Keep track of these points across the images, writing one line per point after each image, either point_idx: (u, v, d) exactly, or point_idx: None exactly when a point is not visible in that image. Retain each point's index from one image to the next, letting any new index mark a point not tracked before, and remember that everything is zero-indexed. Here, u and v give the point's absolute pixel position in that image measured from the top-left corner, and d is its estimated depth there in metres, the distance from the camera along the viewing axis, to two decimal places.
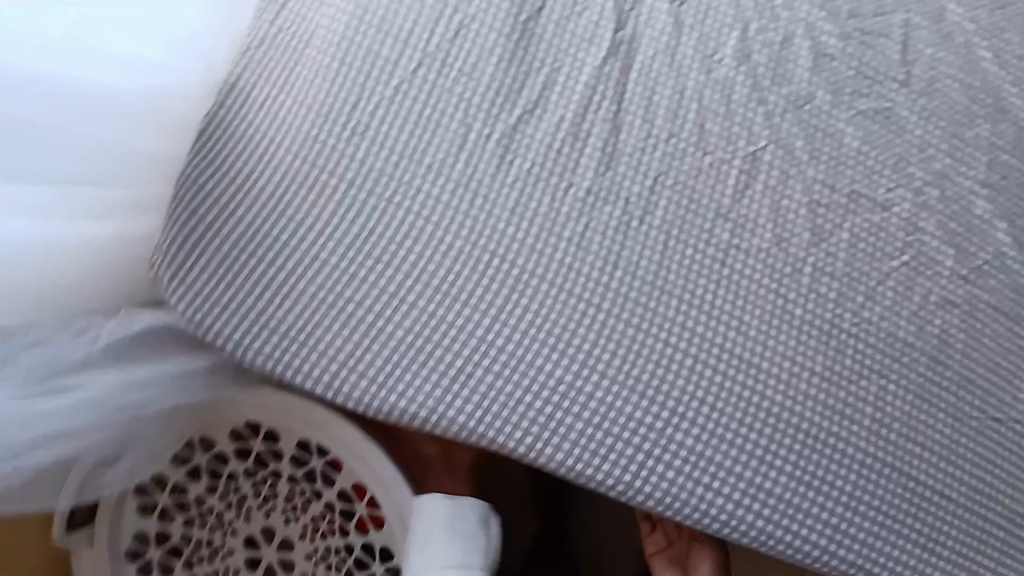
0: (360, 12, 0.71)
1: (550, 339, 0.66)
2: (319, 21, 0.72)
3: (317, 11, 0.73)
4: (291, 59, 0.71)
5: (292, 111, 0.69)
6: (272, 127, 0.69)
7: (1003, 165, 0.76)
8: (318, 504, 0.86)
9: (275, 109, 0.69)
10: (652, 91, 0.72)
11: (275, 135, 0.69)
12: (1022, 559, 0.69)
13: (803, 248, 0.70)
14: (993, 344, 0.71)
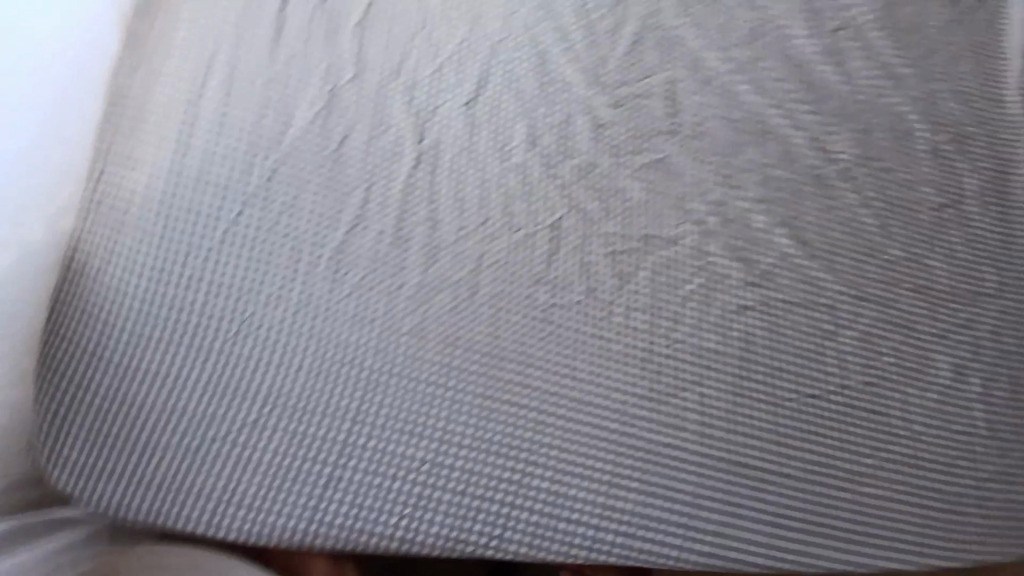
0: (176, 172, 0.75)
1: (407, 427, 0.72)
2: (139, 188, 0.75)
3: (134, 179, 0.75)
4: (118, 230, 0.74)
5: (129, 280, 0.72)
6: (114, 300, 0.72)
7: (771, 181, 0.90)
8: None
9: (114, 283, 0.72)
10: (460, 184, 0.80)
11: (109, 298, 0.72)
12: (852, 508, 0.81)
13: (613, 293, 0.81)
14: (792, 333, 0.85)
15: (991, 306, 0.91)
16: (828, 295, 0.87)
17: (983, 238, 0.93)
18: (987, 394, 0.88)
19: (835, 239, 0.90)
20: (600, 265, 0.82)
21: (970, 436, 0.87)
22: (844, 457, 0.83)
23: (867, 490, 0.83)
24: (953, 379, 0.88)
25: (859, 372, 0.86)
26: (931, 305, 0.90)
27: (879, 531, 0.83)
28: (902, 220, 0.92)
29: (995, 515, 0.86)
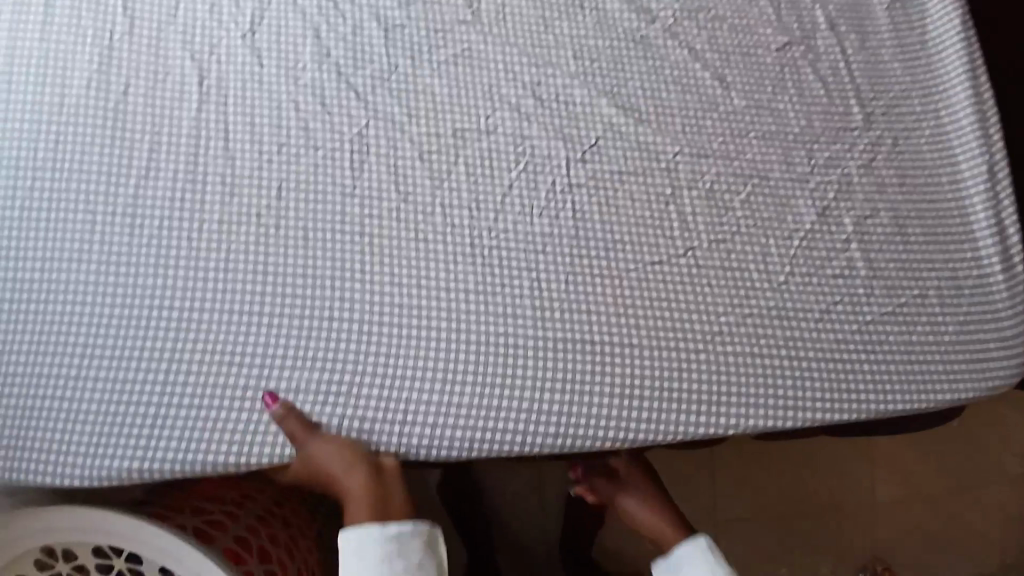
0: None
1: (225, 357, 0.72)
2: None
3: None
4: None
5: None
6: None
7: (588, 52, 0.85)
8: None
9: None
10: (252, 114, 0.79)
11: None
12: (715, 369, 0.76)
13: (428, 193, 0.80)
14: (627, 203, 0.82)
15: (856, 141, 0.85)
16: (662, 156, 0.83)
17: (838, 70, 0.87)
18: (860, 230, 0.82)
19: (666, 97, 0.85)
20: (412, 167, 0.80)
21: (846, 279, 0.80)
22: (696, 321, 0.78)
23: (729, 352, 0.77)
24: (818, 220, 0.82)
25: (704, 229, 0.81)
26: (784, 150, 0.85)
27: (749, 394, 0.76)
28: (738, 65, 0.87)
29: (884, 359, 0.78)
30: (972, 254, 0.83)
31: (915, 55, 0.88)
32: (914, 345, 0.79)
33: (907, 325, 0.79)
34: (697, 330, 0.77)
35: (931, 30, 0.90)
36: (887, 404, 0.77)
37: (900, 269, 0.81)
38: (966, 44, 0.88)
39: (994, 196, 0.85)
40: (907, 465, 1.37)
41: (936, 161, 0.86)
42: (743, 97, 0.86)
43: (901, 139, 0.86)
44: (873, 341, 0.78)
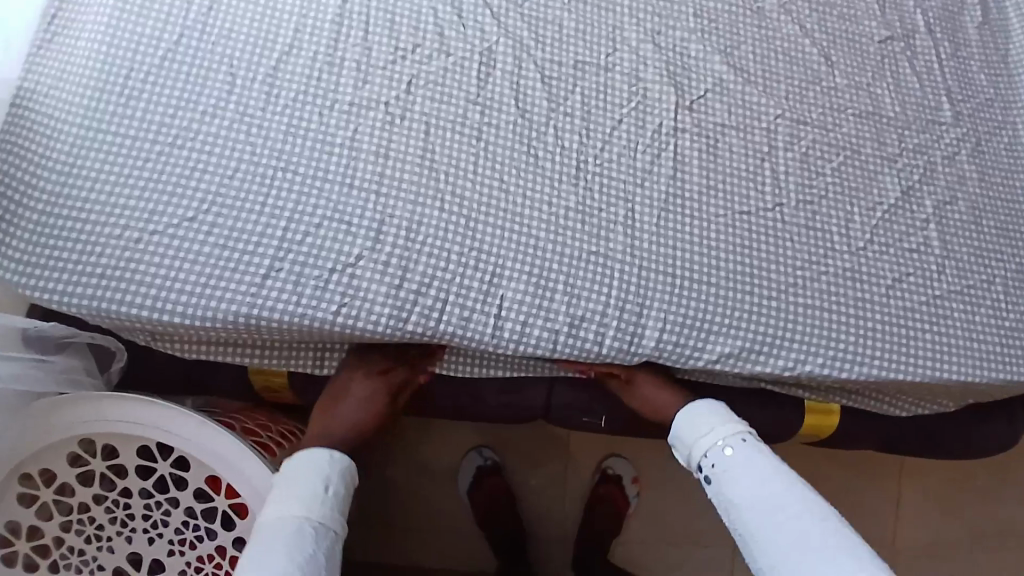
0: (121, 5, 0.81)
1: (342, 225, 0.75)
2: (83, 20, 0.81)
3: (81, 15, 0.81)
4: (64, 56, 0.80)
5: (74, 95, 0.78)
6: (60, 111, 0.78)
7: (710, 10, 0.90)
8: (178, 515, 0.78)
9: (63, 98, 0.78)
10: (391, 16, 0.83)
11: (57, 110, 0.78)
12: (789, 317, 0.81)
13: (544, 114, 0.83)
14: (731, 154, 0.86)
15: (944, 133, 0.90)
16: (764, 116, 0.87)
17: (932, 70, 0.93)
18: (940, 214, 0.87)
19: (775, 64, 0.90)
20: (532, 88, 0.83)
21: (915, 253, 0.85)
22: (779, 272, 0.82)
23: (801, 303, 0.81)
24: (901, 198, 0.87)
25: (795, 189, 0.85)
26: (877, 130, 0.89)
27: (814, 343, 0.81)
28: (844, 50, 0.92)
29: (946, 332, 0.83)
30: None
31: (1001, 69, 0.95)
32: (977, 324, 0.83)
33: (970, 306, 0.84)
34: (779, 280, 0.82)
35: (1022, 48, 0.96)
36: (943, 372, 0.82)
37: (972, 255, 0.86)
38: None
39: None
40: (960, 487, 1.24)
41: (1016, 165, 0.91)
42: (846, 76, 0.91)
43: (987, 140, 0.91)
44: (936, 314, 0.83)
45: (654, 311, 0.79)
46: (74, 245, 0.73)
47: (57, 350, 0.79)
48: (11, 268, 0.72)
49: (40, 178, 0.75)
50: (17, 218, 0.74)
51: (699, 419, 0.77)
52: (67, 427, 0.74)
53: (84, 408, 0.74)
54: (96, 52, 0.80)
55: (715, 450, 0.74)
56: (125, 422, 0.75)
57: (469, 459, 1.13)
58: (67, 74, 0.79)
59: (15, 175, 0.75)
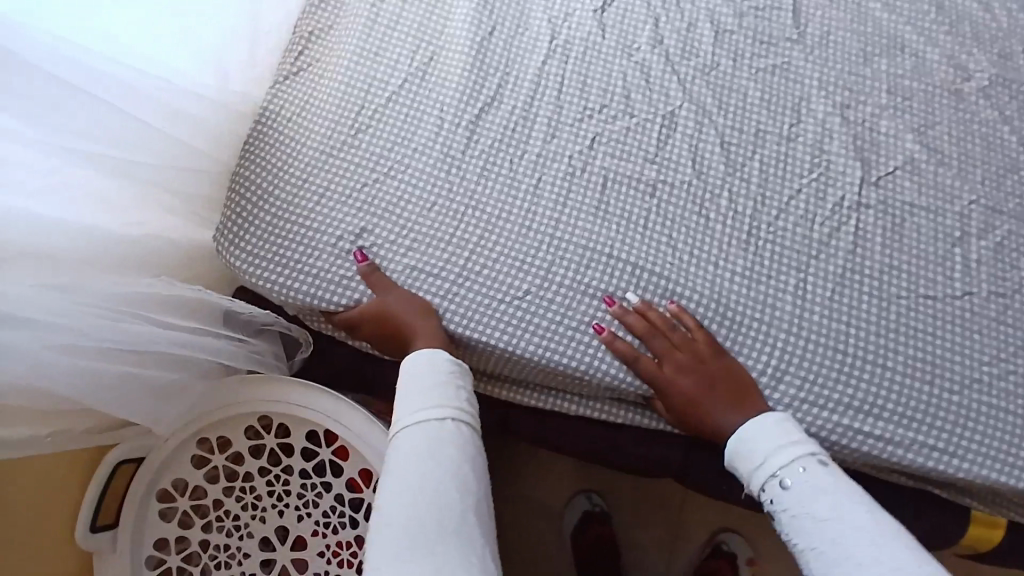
0: (357, 50, 0.95)
1: (521, 262, 0.82)
2: (327, 58, 0.96)
3: (324, 53, 0.96)
4: (308, 86, 0.94)
5: (311, 120, 0.92)
6: (299, 133, 0.91)
7: (904, 88, 0.89)
8: (328, 500, 0.81)
9: (302, 121, 0.92)
10: (586, 76, 0.91)
11: (297, 131, 0.92)
12: (965, 413, 0.76)
13: (720, 178, 0.85)
14: (915, 234, 0.83)
15: None
16: (955, 200, 0.84)
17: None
18: None
19: (971, 148, 0.86)
20: (711, 150, 0.86)
21: None
22: (963, 365, 0.78)
23: (979, 405, 0.76)
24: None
25: (983, 282, 0.81)
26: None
27: (994, 450, 0.75)
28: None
29: None
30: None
31: None
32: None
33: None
34: (961, 372, 0.78)
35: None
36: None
37: None
38: None
39: None
40: None
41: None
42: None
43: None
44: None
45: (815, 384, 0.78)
46: (300, 248, 0.86)
47: (258, 334, 0.88)
48: (249, 261, 0.86)
49: (276, 191, 0.89)
50: (259, 220, 0.88)
51: (765, 437, 0.70)
52: (256, 401, 0.80)
53: (270, 386, 0.80)
54: (333, 88, 0.93)
55: (771, 484, 0.67)
56: (305, 407, 0.79)
57: (580, 503, 1.12)
58: (307, 103, 0.93)
59: (261, 182, 0.89)
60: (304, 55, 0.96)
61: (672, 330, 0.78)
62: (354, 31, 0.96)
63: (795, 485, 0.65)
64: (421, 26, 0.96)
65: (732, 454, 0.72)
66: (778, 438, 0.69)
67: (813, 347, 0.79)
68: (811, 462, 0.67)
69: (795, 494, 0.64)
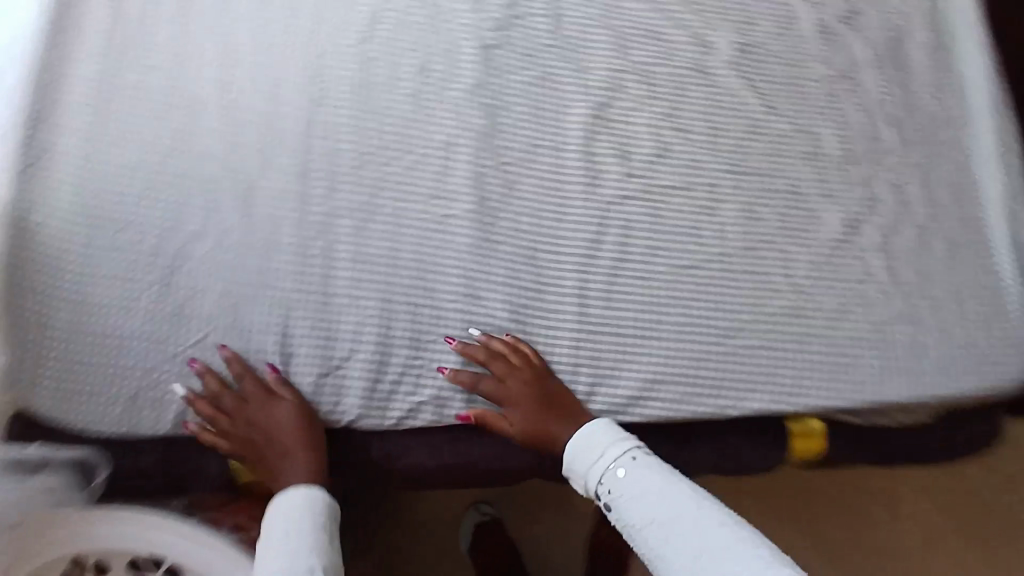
0: (98, 136, 0.86)
1: (332, 328, 0.85)
2: (59, 150, 0.85)
3: (53, 140, 0.85)
4: (47, 187, 0.84)
5: (62, 227, 0.83)
6: (52, 245, 0.83)
7: (658, 74, 0.94)
8: None
9: (51, 231, 0.83)
10: (355, 119, 0.89)
11: (48, 243, 0.83)
12: (736, 359, 0.88)
13: (499, 202, 0.90)
14: (675, 215, 0.91)
15: (886, 164, 0.92)
16: (706, 172, 0.92)
17: (876, 105, 0.94)
18: (883, 243, 0.89)
19: (721, 120, 0.93)
20: (489, 176, 0.90)
21: (861, 281, 0.89)
22: (731, 316, 0.88)
23: (747, 352, 0.88)
24: (841, 237, 0.89)
25: (740, 240, 0.90)
26: (820, 172, 0.91)
27: (762, 385, 0.87)
28: (789, 95, 0.94)
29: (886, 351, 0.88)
30: (973, 271, 0.91)
31: (938, 92, 0.97)
32: (918, 346, 0.89)
33: (912, 330, 0.89)
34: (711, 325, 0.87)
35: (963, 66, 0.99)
36: (891, 393, 0.88)
37: (914, 273, 0.90)
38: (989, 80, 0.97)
39: (1006, 215, 0.93)
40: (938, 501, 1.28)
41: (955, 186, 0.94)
42: (789, 122, 0.93)
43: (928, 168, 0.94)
44: (880, 339, 0.88)
45: (612, 367, 0.88)
46: (105, 369, 0.83)
47: (38, 471, 0.76)
48: (48, 398, 0.82)
49: (51, 313, 0.82)
50: (42, 352, 0.82)
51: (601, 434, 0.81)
52: (56, 547, 0.72)
53: (71, 525, 0.72)
54: (81, 184, 0.85)
55: (607, 475, 0.77)
56: (116, 539, 0.73)
57: (468, 519, 1.21)
58: (53, 208, 0.84)
59: (27, 311, 0.82)
60: (30, 149, 0.85)
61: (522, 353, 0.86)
62: (90, 114, 0.87)
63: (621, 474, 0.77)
64: (167, 93, 0.88)
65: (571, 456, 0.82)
66: (610, 441, 0.80)
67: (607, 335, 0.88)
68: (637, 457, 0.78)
69: (620, 484, 0.76)
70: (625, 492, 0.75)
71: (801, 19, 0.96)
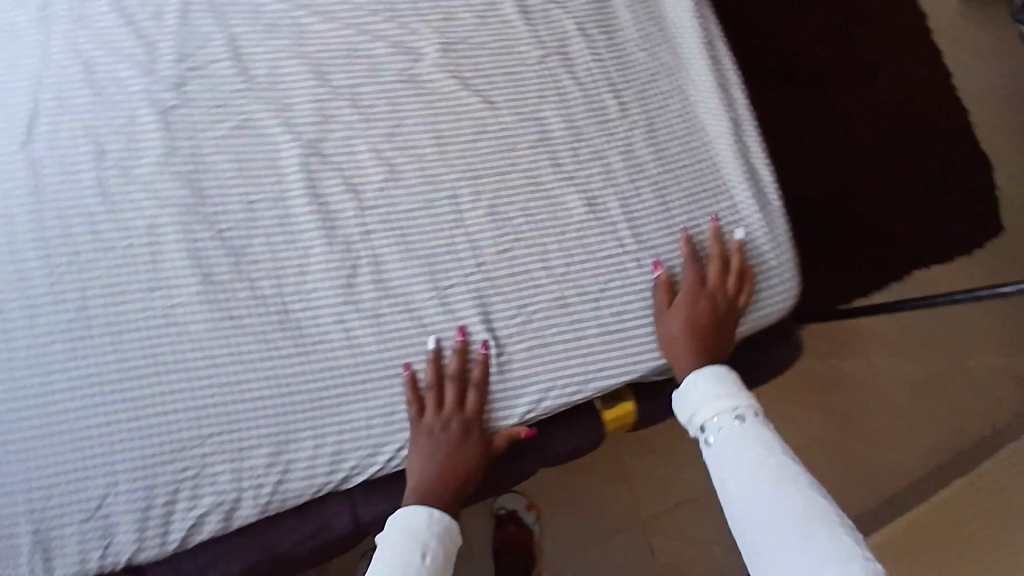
0: None
1: (74, 467, 0.76)
2: None
3: None
4: None
5: None
6: None
7: (367, 94, 0.88)
8: None
9: None
10: (40, 228, 0.80)
11: None
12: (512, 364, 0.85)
13: (227, 273, 0.82)
14: (422, 235, 0.87)
15: (614, 128, 0.91)
16: (443, 184, 0.88)
17: (590, 73, 0.93)
18: (626, 210, 0.89)
19: (444, 127, 0.89)
20: (209, 249, 0.82)
21: (616, 255, 0.88)
22: (504, 325, 0.86)
23: (520, 352, 0.85)
24: (587, 213, 0.89)
25: (492, 243, 0.88)
26: (551, 153, 0.90)
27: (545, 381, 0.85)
28: (503, 85, 0.91)
29: (662, 316, 0.86)
30: (717, 212, 0.90)
31: (653, 41, 0.95)
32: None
33: (677, 286, 0.88)
34: (440, 350, 0.85)
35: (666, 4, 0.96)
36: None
37: (664, 233, 0.88)
38: (697, 16, 0.96)
39: (743, 147, 0.92)
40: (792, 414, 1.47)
41: (684, 130, 0.91)
42: (511, 113, 0.91)
43: (654, 118, 0.91)
44: (649, 304, 0.88)
45: (399, 409, 0.82)
46: None
47: None
48: None
49: None
50: None
51: (697, 384, 0.82)
52: None
53: None
54: None
55: (712, 425, 0.79)
56: None
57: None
58: None
59: None
60: None
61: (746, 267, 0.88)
62: None
63: (732, 427, 0.78)
64: None
65: (682, 415, 0.84)
66: (738, 390, 0.81)
67: (382, 378, 0.83)
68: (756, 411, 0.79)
69: (718, 444, 0.78)
70: (728, 454, 0.77)
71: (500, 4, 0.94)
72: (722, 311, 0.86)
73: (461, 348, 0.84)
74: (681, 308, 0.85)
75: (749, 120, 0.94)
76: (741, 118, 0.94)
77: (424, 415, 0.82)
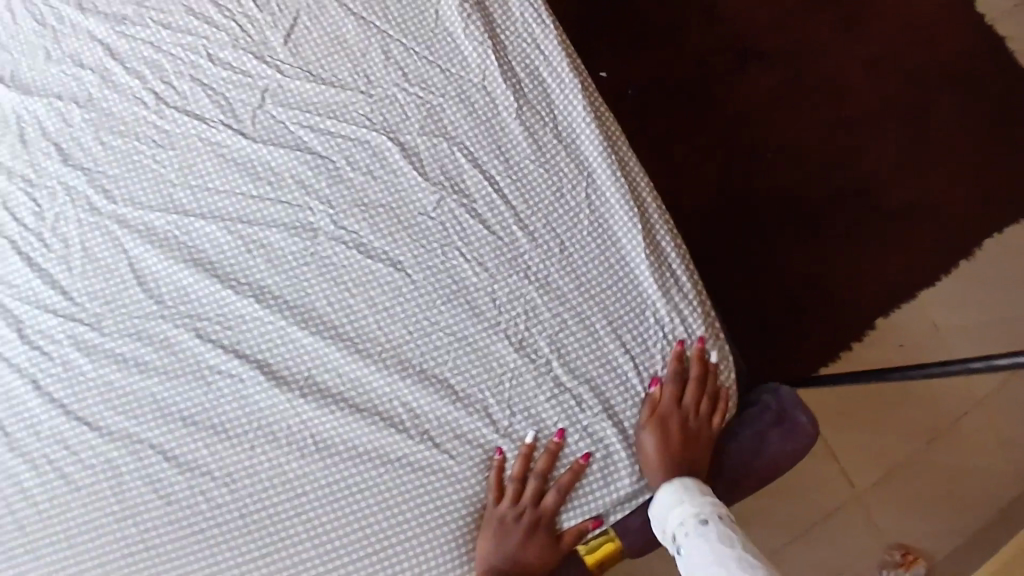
0: None
1: None
2: None
3: None
4: None
5: None
6: None
7: (273, 285, 0.88)
8: None
9: None
10: (13, 485, 0.86)
11: None
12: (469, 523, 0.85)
13: (184, 487, 0.85)
14: (357, 414, 0.85)
15: (527, 261, 0.88)
16: (367, 357, 0.86)
17: (493, 205, 0.90)
18: (556, 345, 0.87)
19: (355, 300, 0.87)
20: (161, 469, 0.86)
21: (554, 395, 0.86)
22: (458, 491, 0.84)
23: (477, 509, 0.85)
24: (518, 356, 0.86)
25: (429, 409, 0.86)
26: (470, 302, 0.87)
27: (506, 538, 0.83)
28: (406, 242, 0.88)
29: (606, 449, 0.86)
30: (646, 330, 0.89)
31: (550, 156, 0.92)
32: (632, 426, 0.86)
33: (620, 414, 0.86)
34: (535, 444, 0.85)
35: (562, 118, 0.94)
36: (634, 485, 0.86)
37: (593, 362, 0.87)
38: (589, 120, 0.93)
39: (654, 254, 0.90)
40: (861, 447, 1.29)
41: (599, 250, 0.89)
42: (420, 269, 0.88)
43: (568, 245, 0.89)
44: (595, 436, 0.86)
45: None
46: None
47: None
48: None
49: None
50: None
51: (662, 493, 0.80)
52: None
53: None
54: None
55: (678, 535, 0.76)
56: None
57: None
58: None
59: None
60: None
61: (719, 387, 0.89)
62: None
63: (697, 533, 0.74)
64: None
65: (658, 530, 0.81)
66: (698, 495, 0.78)
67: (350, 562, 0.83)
68: (720, 513, 0.76)
69: (689, 551, 0.73)
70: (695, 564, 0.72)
71: (386, 153, 0.91)
72: (692, 434, 0.86)
73: (555, 447, 0.85)
74: (670, 404, 0.85)
75: (657, 220, 0.93)
76: (650, 218, 0.93)
77: (506, 505, 0.84)
